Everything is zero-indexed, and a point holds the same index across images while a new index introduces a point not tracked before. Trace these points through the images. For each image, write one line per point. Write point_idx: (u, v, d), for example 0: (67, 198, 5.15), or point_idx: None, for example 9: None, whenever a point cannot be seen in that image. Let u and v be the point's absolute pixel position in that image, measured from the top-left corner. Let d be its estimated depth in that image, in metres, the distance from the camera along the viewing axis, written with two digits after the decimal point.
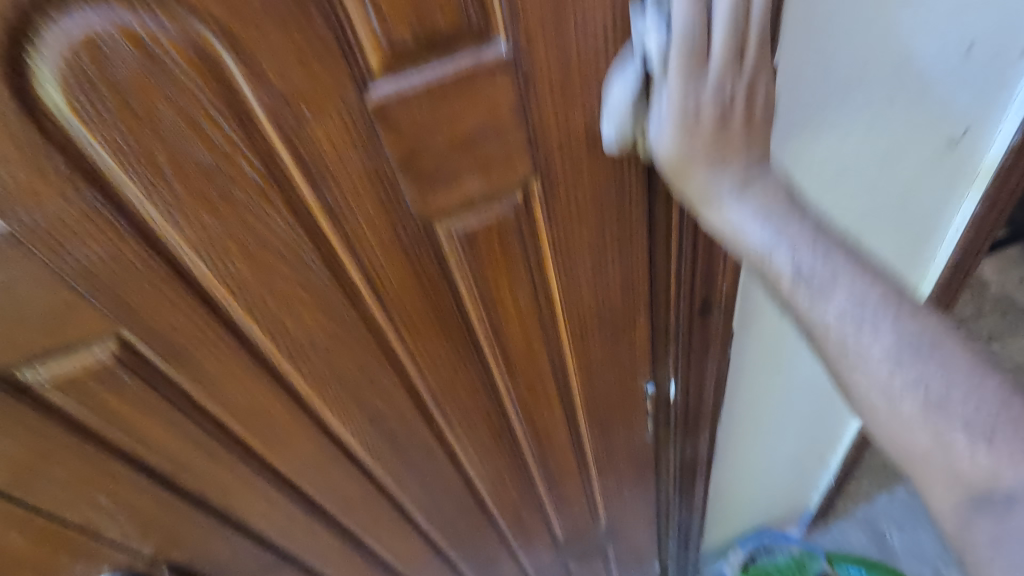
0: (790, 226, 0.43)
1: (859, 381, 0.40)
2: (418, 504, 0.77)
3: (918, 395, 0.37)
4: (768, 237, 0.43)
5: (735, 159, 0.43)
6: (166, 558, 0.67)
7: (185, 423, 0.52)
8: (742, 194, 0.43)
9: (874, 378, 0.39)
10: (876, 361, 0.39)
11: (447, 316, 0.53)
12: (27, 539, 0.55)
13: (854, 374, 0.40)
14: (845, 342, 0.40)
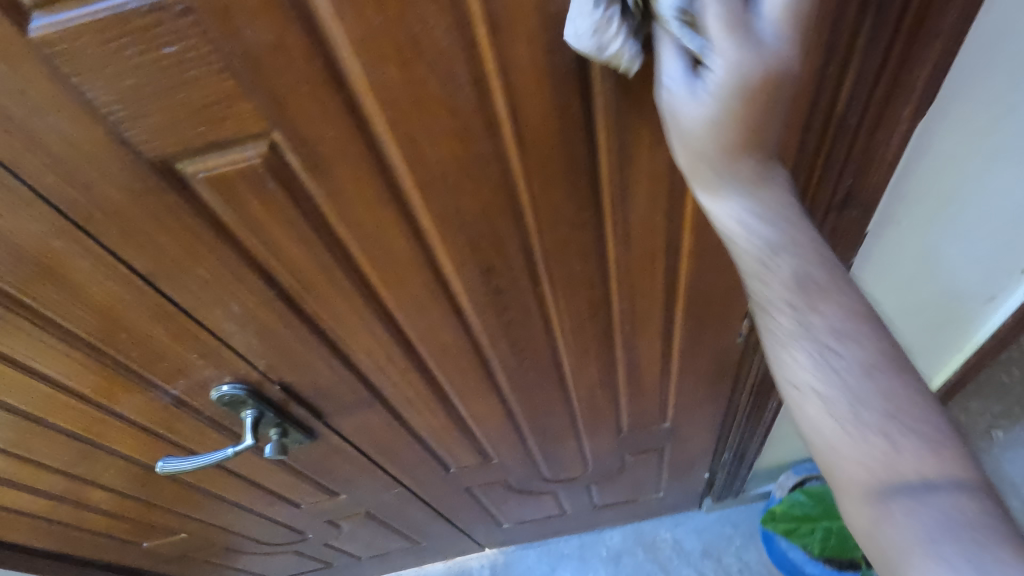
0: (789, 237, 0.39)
1: (822, 361, 0.37)
2: (504, 366, 0.79)
3: (873, 432, 0.35)
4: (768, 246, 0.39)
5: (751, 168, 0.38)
6: (277, 377, 0.73)
7: (314, 241, 0.54)
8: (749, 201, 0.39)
9: (831, 350, 0.37)
10: (836, 343, 0.37)
11: (579, 167, 0.51)
12: (167, 331, 0.62)
13: (798, 346, 0.38)
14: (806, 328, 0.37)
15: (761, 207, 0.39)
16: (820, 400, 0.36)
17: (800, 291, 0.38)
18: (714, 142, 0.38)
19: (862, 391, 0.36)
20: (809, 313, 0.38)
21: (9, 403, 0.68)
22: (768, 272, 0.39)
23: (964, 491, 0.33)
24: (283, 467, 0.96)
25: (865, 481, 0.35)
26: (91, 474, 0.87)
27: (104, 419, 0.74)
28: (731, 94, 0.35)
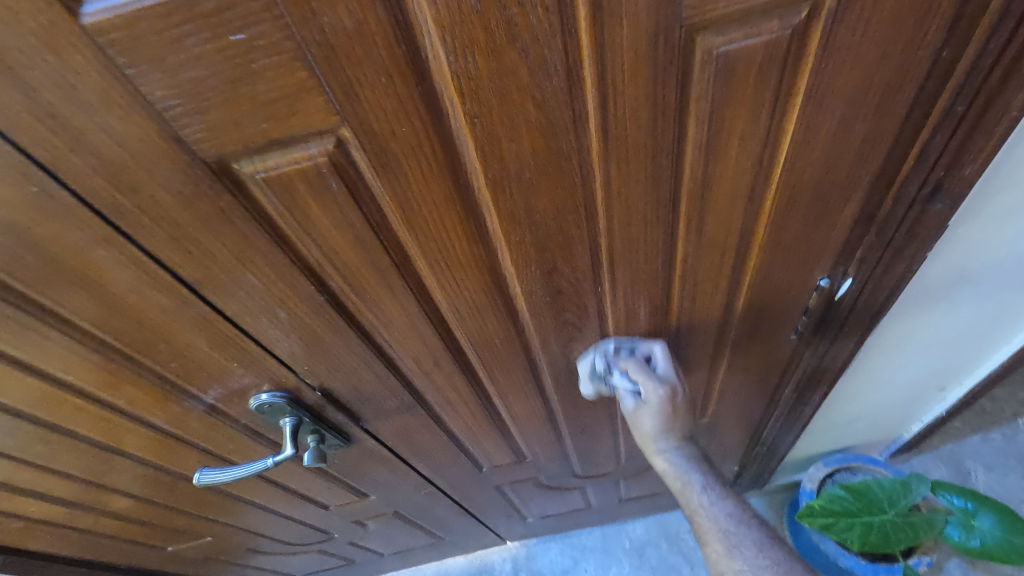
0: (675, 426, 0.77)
1: (705, 516, 0.75)
2: (553, 368, 0.76)
3: (755, 556, 0.71)
4: (683, 463, 0.78)
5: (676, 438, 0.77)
6: (320, 385, 0.69)
7: (373, 246, 0.50)
8: (675, 446, 0.78)
9: (714, 513, 0.74)
10: (717, 507, 0.75)
11: (663, 163, 0.48)
12: (210, 342, 0.58)
13: (698, 506, 0.76)
14: (715, 515, 0.74)
15: (664, 393, 0.73)
16: (733, 560, 0.71)
17: (659, 412, 0.74)
18: (652, 429, 0.77)
19: (732, 515, 0.74)
20: (711, 505, 0.75)
21: (38, 418, 0.64)
22: (709, 514, 0.75)
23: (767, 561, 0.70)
24: (316, 472, 0.93)
25: (705, 516, 0.75)
26: (119, 484, 0.83)
27: (136, 431, 0.71)
28: (668, 385, 0.73)
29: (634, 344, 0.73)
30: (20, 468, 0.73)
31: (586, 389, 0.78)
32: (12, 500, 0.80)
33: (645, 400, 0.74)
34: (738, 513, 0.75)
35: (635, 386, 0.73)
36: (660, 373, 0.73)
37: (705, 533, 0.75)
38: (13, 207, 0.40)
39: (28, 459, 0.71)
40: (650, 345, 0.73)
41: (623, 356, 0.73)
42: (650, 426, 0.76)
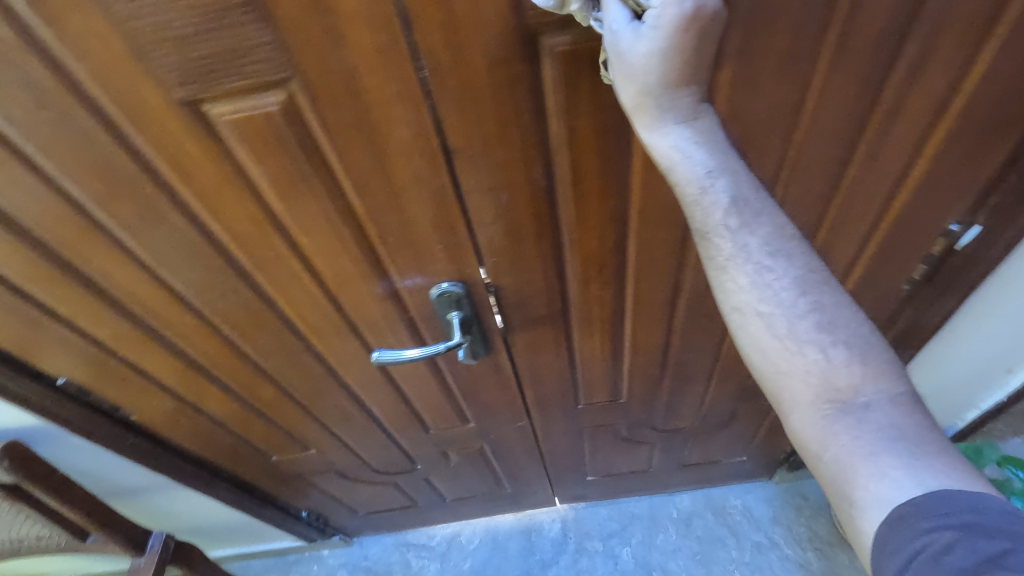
0: (790, 262, 0.49)
1: (789, 342, 0.49)
2: (691, 292, 0.84)
3: (879, 463, 0.47)
4: (784, 309, 0.49)
5: (773, 284, 0.49)
6: (493, 281, 0.77)
7: (609, 134, 0.58)
8: (761, 281, 0.49)
9: (826, 357, 0.48)
10: (834, 358, 0.48)
11: (871, 78, 0.56)
12: (432, 218, 0.66)
13: (783, 351, 0.49)
14: (799, 341, 0.48)
15: (698, 128, 0.48)
16: (869, 483, 0.46)
17: (735, 211, 0.49)
18: (657, 74, 0.45)
19: (845, 338, 0.49)
20: (818, 357, 0.48)
21: (253, 281, 0.71)
22: (796, 333, 0.48)
23: (893, 403, 0.48)
24: (439, 384, 1.00)
25: (802, 362, 0.49)
26: (273, 371, 0.90)
27: (320, 310, 0.78)
28: (682, 183, 0.49)
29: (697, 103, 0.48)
30: (208, 337, 0.80)
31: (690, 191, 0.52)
32: (180, 374, 0.87)
33: (674, 165, 0.49)
34: (833, 311, 0.49)
35: (684, 164, 0.49)
36: (682, 125, 0.48)
37: (791, 370, 0.49)
38: (362, 52, 0.48)
39: (220, 327, 0.78)
40: (687, 104, 0.48)
41: (675, 120, 0.48)
42: (668, 125, 0.48)
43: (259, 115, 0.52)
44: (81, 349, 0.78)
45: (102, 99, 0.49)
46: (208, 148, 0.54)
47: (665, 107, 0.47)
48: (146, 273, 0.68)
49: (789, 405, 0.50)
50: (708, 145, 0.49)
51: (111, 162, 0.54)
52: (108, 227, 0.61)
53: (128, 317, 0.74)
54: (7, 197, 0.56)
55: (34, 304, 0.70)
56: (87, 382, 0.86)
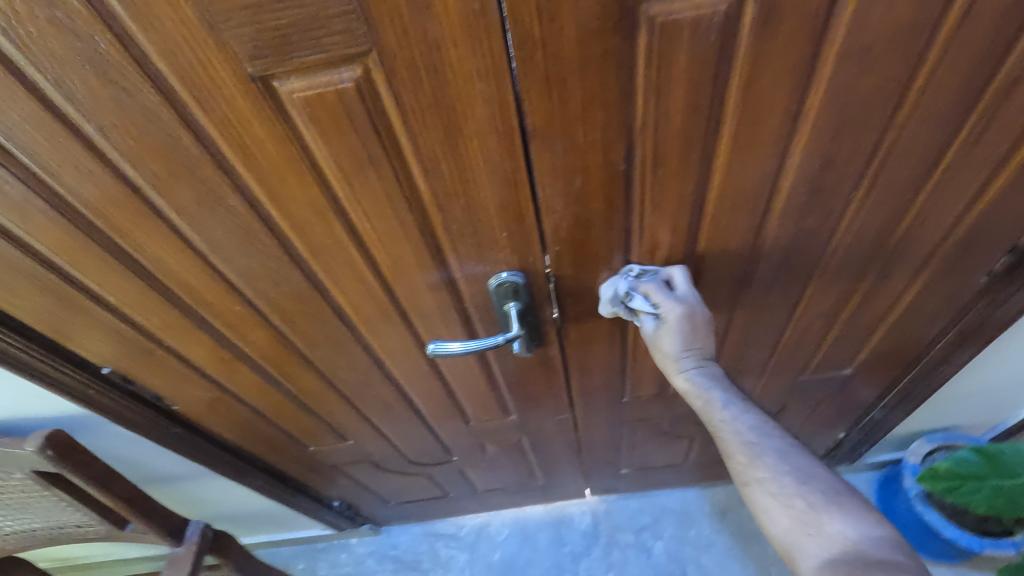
0: (790, 458, 0.72)
1: (771, 488, 0.70)
2: (758, 284, 0.80)
3: (823, 539, 0.65)
4: (780, 471, 0.70)
5: (762, 466, 0.71)
6: (554, 271, 0.73)
7: (701, 114, 0.54)
8: (768, 471, 0.71)
9: (784, 486, 0.69)
10: (787, 488, 0.69)
11: (991, 54, 0.51)
12: (500, 205, 0.62)
13: (766, 488, 0.70)
14: (775, 487, 0.70)
15: (707, 370, 0.79)
16: (827, 564, 0.63)
17: (732, 408, 0.76)
18: (669, 346, 0.77)
19: (807, 476, 0.70)
20: (775, 471, 0.71)
21: (308, 269, 0.68)
22: (759, 450, 0.72)
23: (821, 495, 0.68)
24: (485, 376, 0.97)
25: (766, 475, 0.71)
26: (320, 362, 0.87)
27: (373, 301, 0.75)
28: (673, 316, 0.73)
29: (653, 269, 0.74)
30: (257, 327, 0.77)
31: (591, 198, 0.59)
32: (226, 364, 0.85)
33: (691, 394, 0.79)
34: (799, 465, 0.71)
35: (654, 305, 0.73)
36: (679, 293, 0.73)
37: (757, 494, 0.71)
38: (448, 23, 0.44)
39: (270, 317, 0.76)
40: (671, 268, 0.74)
41: (657, 179, 0.56)
42: (670, 345, 0.77)
43: (331, 92, 0.48)
44: (128, 337, 0.76)
45: (167, 74, 0.46)
46: (274, 128, 0.51)
47: (686, 358, 0.78)
48: (199, 261, 0.65)
49: (761, 510, 0.70)
50: (709, 372, 0.79)
51: (172, 143, 0.51)
52: (164, 212, 0.58)
53: (177, 306, 0.72)
54: (65, 179, 0.53)
55: (83, 292, 0.67)
56: (132, 371, 0.83)
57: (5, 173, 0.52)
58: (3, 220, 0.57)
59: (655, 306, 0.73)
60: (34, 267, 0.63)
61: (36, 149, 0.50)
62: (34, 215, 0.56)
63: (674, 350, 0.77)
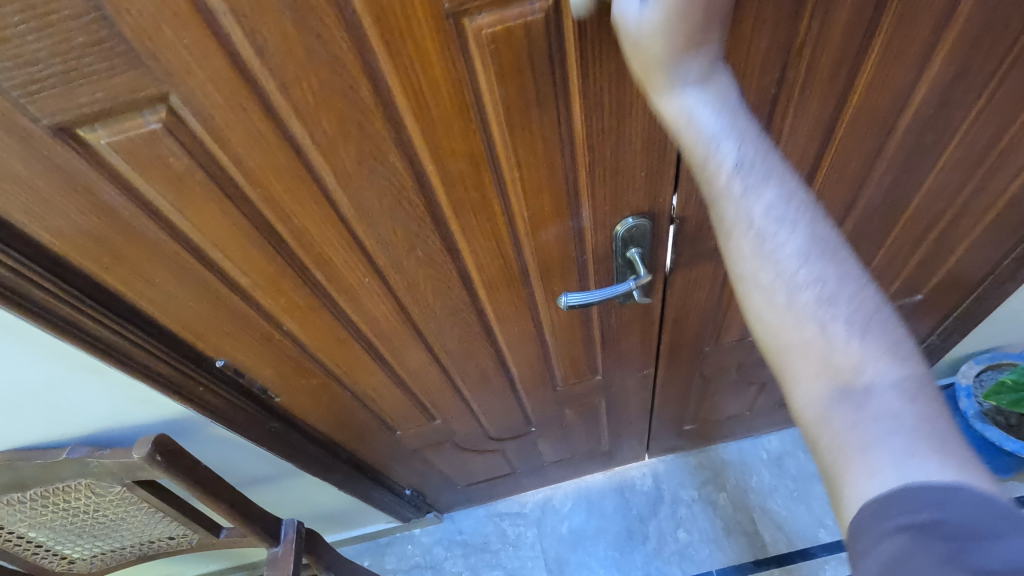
0: (820, 247, 0.44)
1: (771, 275, 0.44)
2: (863, 210, 0.82)
3: (876, 452, 0.39)
4: (799, 267, 0.44)
5: (805, 224, 0.45)
6: (679, 211, 0.73)
7: (858, 25, 0.55)
8: (796, 230, 0.44)
9: (789, 275, 0.44)
10: (801, 277, 0.44)
11: None
12: (647, 142, 0.62)
13: (765, 266, 0.45)
14: (795, 292, 0.43)
15: None
16: (868, 472, 0.39)
17: (809, 254, 0.44)
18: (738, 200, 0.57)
19: (869, 332, 0.42)
20: (808, 280, 0.44)
21: (445, 230, 0.67)
22: (802, 282, 0.44)
23: (902, 381, 0.41)
24: (584, 334, 0.97)
25: (803, 301, 0.43)
26: (431, 335, 0.86)
27: (500, 260, 0.74)
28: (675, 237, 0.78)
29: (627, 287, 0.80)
30: (380, 300, 0.76)
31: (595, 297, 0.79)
32: (338, 346, 0.83)
33: None
34: (878, 328, 0.42)
35: None
36: None
37: (772, 295, 0.44)
38: None
39: (394, 288, 0.74)
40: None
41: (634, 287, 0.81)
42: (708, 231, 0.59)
43: (520, 21, 0.47)
44: (250, 324, 0.73)
45: (363, 17, 0.44)
46: (454, 72, 0.50)
47: (686, 64, 0.45)
48: (342, 229, 0.63)
49: (811, 407, 0.43)
50: (792, 193, 0.46)
51: (348, 95, 0.49)
52: (322, 176, 0.56)
53: (307, 283, 0.70)
54: (233, 145, 0.51)
55: (217, 276, 0.65)
56: (243, 363, 0.81)
57: (174, 144, 0.50)
58: (157, 198, 0.54)
59: (683, 88, 0.46)
60: (176, 251, 0.60)
61: (210, 113, 0.48)
62: (191, 190, 0.54)
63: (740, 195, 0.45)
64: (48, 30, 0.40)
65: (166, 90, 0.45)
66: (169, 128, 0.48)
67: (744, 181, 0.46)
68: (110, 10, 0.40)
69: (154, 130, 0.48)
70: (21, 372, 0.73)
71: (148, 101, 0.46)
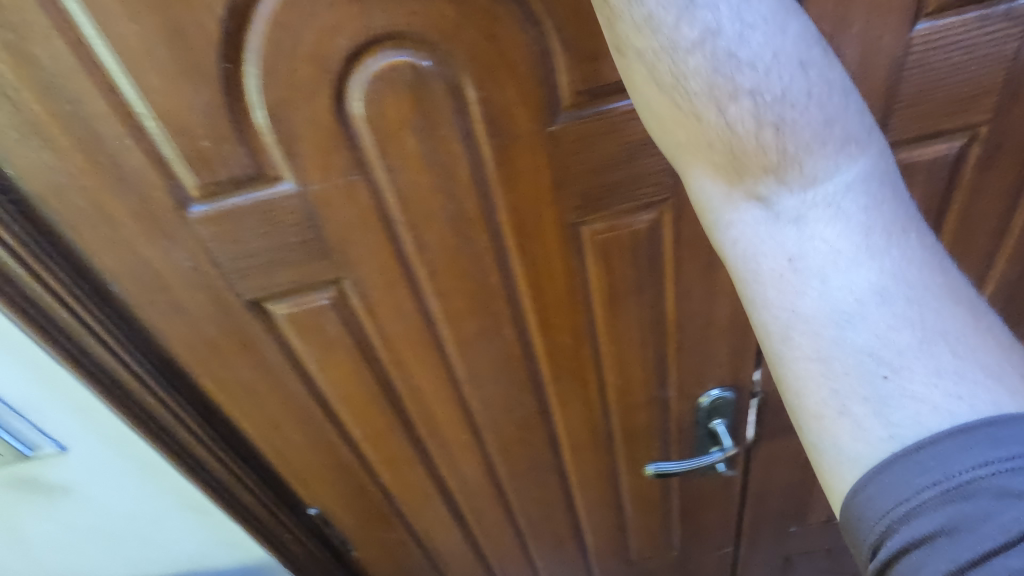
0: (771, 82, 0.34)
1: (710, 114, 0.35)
2: None
3: (880, 417, 0.36)
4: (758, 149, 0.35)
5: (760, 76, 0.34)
6: (761, 386, 0.77)
7: None
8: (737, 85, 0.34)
9: (726, 105, 0.35)
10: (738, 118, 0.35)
11: None
12: (732, 322, 0.68)
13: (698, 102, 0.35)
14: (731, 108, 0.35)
15: None
16: (846, 421, 0.36)
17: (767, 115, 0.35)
18: None
19: (856, 150, 0.36)
20: (800, 106, 0.35)
21: (541, 393, 0.73)
22: (772, 106, 0.34)
23: (865, 191, 0.37)
24: (662, 504, 0.95)
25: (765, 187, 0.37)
26: (512, 494, 0.87)
27: (587, 423, 0.78)
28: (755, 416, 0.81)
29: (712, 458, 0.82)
30: (471, 456, 0.79)
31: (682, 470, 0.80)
32: (423, 499, 0.85)
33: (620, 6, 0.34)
34: (878, 171, 0.37)
35: None
36: None
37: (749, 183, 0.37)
38: None
39: (486, 445, 0.78)
40: None
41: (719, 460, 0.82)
42: None
43: (627, 228, 0.57)
44: (350, 473, 0.78)
45: (504, 225, 0.55)
46: (569, 265, 0.59)
47: None
48: (452, 390, 0.70)
49: (792, 330, 0.37)
50: None
51: (480, 280, 0.59)
52: (445, 344, 0.65)
53: (409, 436, 0.75)
54: (380, 317, 0.61)
55: (334, 426, 0.72)
56: (333, 513, 0.84)
57: (335, 315, 0.60)
58: (307, 359, 0.64)
59: None
60: (308, 403, 0.68)
61: (369, 292, 0.59)
62: (336, 352, 0.63)
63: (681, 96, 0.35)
64: (272, 233, 0.53)
65: (341, 275, 0.57)
66: (335, 302, 0.59)
67: (705, 23, 0.33)
68: (321, 219, 0.52)
69: (323, 304, 0.59)
70: (141, 507, 0.78)
71: (326, 282, 0.57)
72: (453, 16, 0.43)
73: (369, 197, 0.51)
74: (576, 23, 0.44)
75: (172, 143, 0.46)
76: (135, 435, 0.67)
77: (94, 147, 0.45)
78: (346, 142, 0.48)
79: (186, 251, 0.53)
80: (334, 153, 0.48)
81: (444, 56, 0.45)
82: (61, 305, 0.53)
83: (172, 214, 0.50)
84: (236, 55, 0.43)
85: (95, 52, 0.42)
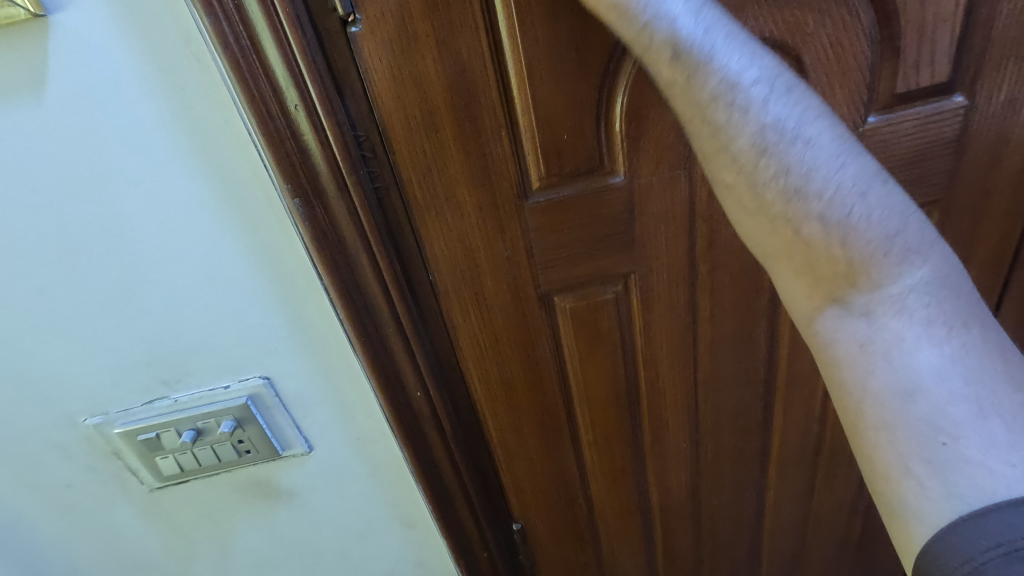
0: (838, 153, 0.39)
1: (782, 198, 0.39)
2: None
3: (974, 473, 0.35)
4: (835, 223, 0.39)
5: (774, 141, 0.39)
6: None
7: None
8: (797, 164, 0.39)
9: (797, 186, 0.39)
10: (827, 202, 0.39)
11: None
12: None
13: (777, 203, 0.40)
14: (798, 187, 0.39)
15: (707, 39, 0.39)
16: (941, 481, 0.36)
17: (799, 166, 0.39)
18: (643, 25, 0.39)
19: (929, 282, 0.38)
20: (887, 230, 0.39)
21: (768, 400, 0.74)
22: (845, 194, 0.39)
23: (935, 289, 0.38)
24: (846, 530, 0.93)
25: (815, 235, 0.39)
26: (707, 513, 0.87)
27: (801, 434, 0.78)
28: None
29: None
30: (683, 468, 0.80)
31: None
32: (623, 517, 0.84)
33: (688, 94, 0.40)
34: (943, 278, 0.39)
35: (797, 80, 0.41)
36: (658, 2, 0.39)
37: (831, 251, 0.39)
38: (1008, 171, 0.59)
39: (699, 456, 0.79)
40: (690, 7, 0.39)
41: None
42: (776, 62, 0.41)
43: None
44: (566, 483, 0.78)
45: None
46: None
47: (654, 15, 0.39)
48: (689, 393, 0.72)
49: (867, 406, 0.39)
50: (724, 45, 0.39)
51: (752, 275, 0.63)
52: (699, 343, 0.67)
53: (632, 444, 0.76)
54: (653, 313, 0.64)
55: (569, 429, 0.73)
56: (535, 527, 0.83)
57: (613, 310, 0.63)
58: (572, 355, 0.66)
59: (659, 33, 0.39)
60: (556, 402, 0.70)
61: (651, 287, 0.62)
62: (601, 348, 0.66)
63: (759, 167, 0.40)
64: (590, 225, 0.57)
65: (634, 268, 0.60)
66: (618, 296, 0.62)
67: (772, 137, 0.39)
68: (638, 210, 0.57)
69: (608, 298, 0.62)
70: (354, 517, 0.78)
71: (617, 275, 0.61)
72: (811, 25, 0.49)
73: (685, 191, 0.56)
74: (909, 32, 0.50)
75: (538, 137, 0.51)
76: (387, 432, 0.69)
77: (473, 138, 0.51)
78: (683, 137, 0.53)
79: (510, 241, 0.57)
80: (671, 147, 0.53)
81: (792, 60, 0.50)
82: (380, 289, 0.57)
83: (513, 205, 0.55)
84: (621, 56, 0.49)
85: (507, 52, 0.48)
